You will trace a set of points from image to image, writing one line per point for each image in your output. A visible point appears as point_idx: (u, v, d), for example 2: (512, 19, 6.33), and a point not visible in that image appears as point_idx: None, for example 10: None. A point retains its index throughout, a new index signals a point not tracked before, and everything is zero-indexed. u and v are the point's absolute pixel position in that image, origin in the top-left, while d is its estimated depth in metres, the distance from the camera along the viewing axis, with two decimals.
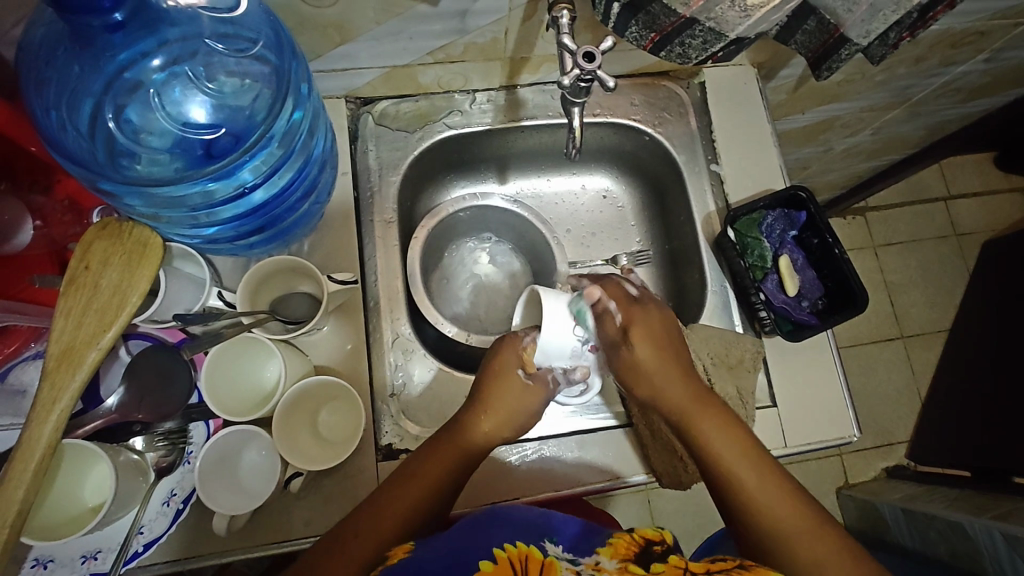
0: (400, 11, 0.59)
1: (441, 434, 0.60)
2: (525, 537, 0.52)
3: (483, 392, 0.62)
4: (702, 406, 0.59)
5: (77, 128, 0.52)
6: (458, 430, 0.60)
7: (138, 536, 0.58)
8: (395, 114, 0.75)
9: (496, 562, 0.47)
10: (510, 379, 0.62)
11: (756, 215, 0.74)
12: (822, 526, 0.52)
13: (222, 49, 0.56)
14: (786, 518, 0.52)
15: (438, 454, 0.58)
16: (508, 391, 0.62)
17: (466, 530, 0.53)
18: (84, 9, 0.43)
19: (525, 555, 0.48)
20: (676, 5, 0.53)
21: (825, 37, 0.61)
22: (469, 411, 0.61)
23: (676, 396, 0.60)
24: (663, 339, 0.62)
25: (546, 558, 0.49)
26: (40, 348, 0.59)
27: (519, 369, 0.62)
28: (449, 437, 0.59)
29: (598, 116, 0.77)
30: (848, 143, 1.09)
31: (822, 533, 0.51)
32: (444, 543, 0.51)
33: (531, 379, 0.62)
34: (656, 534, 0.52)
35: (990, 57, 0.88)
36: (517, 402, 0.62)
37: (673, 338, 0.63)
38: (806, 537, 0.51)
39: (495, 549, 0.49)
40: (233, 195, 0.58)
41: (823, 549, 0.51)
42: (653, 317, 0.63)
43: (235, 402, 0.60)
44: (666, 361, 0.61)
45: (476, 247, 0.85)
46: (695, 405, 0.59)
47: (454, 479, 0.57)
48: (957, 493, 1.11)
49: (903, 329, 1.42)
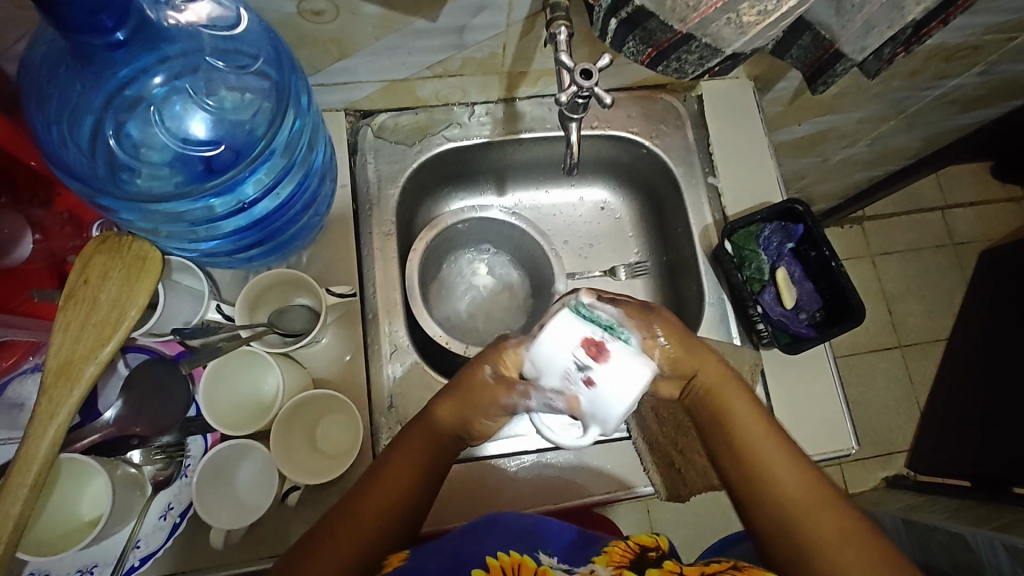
0: (398, 27, 0.60)
1: (407, 427, 0.56)
2: (521, 543, 0.51)
3: (458, 385, 0.55)
4: (727, 384, 0.57)
5: (77, 144, 0.53)
6: (425, 420, 0.56)
7: (136, 550, 0.57)
8: (394, 127, 0.76)
9: (489, 569, 0.48)
10: (478, 380, 0.54)
11: (753, 228, 0.74)
12: (831, 506, 0.50)
13: (222, 66, 0.56)
14: (801, 499, 0.51)
15: (408, 449, 0.54)
16: (479, 393, 0.54)
17: (462, 534, 0.52)
18: (87, 29, 0.43)
19: (518, 563, 0.49)
20: (673, 21, 0.54)
21: (821, 52, 0.61)
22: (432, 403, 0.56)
23: (703, 380, 0.57)
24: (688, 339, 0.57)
25: (539, 566, 0.49)
26: (39, 361, 0.59)
27: (487, 365, 0.54)
28: (415, 432, 0.55)
29: (596, 129, 0.78)
30: (845, 154, 1.10)
31: (836, 512, 0.50)
32: (439, 548, 0.50)
33: (495, 379, 0.53)
34: (650, 541, 0.53)
35: (985, 70, 0.89)
36: (482, 401, 0.54)
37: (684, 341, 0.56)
38: (821, 516, 0.50)
39: (489, 557, 0.49)
40: (233, 210, 0.58)
41: (851, 545, 0.48)
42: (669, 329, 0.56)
43: (229, 413, 0.59)
44: (688, 355, 0.56)
45: (475, 258, 0.85)
46: (721, 385, 0.57)
47: (428, 467, 0.55)
48: (957, 504, 1.11)
49: (901, 338, 1.42)
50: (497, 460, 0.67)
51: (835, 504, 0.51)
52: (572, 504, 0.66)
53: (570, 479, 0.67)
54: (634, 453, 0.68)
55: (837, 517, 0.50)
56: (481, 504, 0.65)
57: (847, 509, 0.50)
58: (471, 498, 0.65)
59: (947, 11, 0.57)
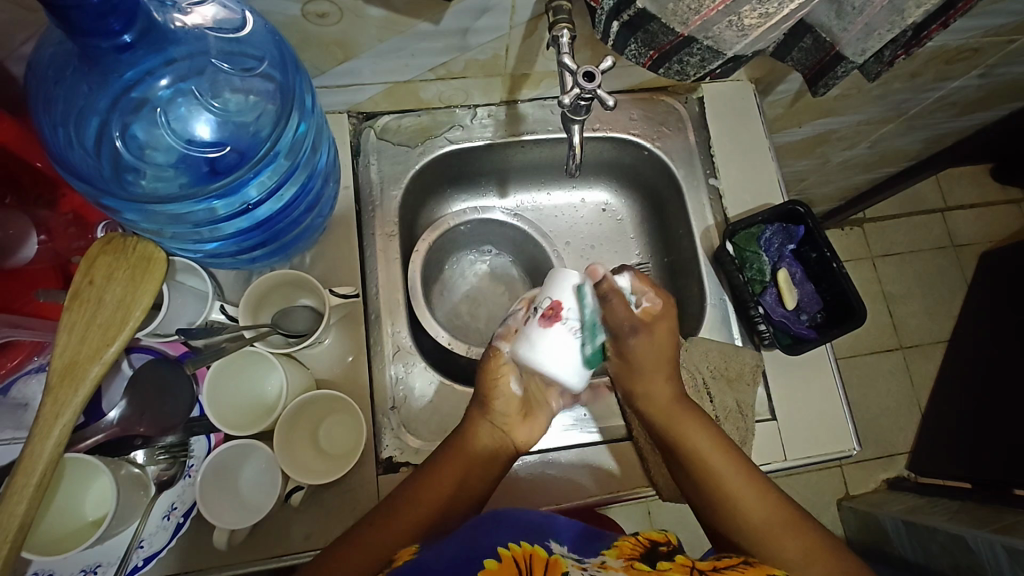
0: (401, 29, 0.60)
1: (447, 444, 0.60)
2: (530, 535, 0.52)
3: (481, 390, 0.61)
4: (687, 420, 0.61)
5: (83, 145, 0.53)
6: (468, 437, 0.60)
7: (138, 550, 0.57)
8: (397, 129, 0.76)
9: (502, 559, 0.47)
10: (491, 360, 0.60)
11: (755, 229, 0.74)
12: (803, 529, 0.55)
13: (228, 68, 0.56)
14: (772, 529, 0.55)
15: (448, 465, 0.58)
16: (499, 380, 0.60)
17: (472, 528, 0.52)
18: (94, 31, 0.43)
19: (530, 554, 0.48)
20: (675, 24, 0.55)
21: (822, 54, 0.62)
22: (477, 409, 0.61)
23: (660, 400, 0.63)
24: (670, 342, 0.65)
25: (550, 556, 0.49)
26: (44, 361, 0.59)
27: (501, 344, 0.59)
28: (455, 446, 0.59)
29: (598, 131, 0.78)
30: (846, 156, 1.10)
31: (798, 532, 0.54)
32: (450, 543, 0.50)
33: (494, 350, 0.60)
34: (660, 536, 0.54)
35: (985, 72, 0.89)
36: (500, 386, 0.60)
37: (667, 352, 0.65)
38: (784, 537, 0.54)
39: (500, 548, 0.49)
40: (237, 212, 0.59)
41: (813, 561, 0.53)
42: (664, 326, 0.65)
43: (235, 415, 0.60)
44: (661, 365, 0.64)
45: (477, 260, 0.86)
46: (678, 413, 0.62)
47: (467, 480, 0.58)
48: (958, 506, 1.11)
49: (902, 340, 1.43)
50: None
51: (802, 527, 0.55)
52: (574, 505, 0.66)
53: (572, 480, 0.67)
54: (636, 453, 0.69)
55: (806, 542, 0.54)
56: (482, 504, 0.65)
57: (812, 529, 0.55)
58: None
59: (947, 14, 0.57)
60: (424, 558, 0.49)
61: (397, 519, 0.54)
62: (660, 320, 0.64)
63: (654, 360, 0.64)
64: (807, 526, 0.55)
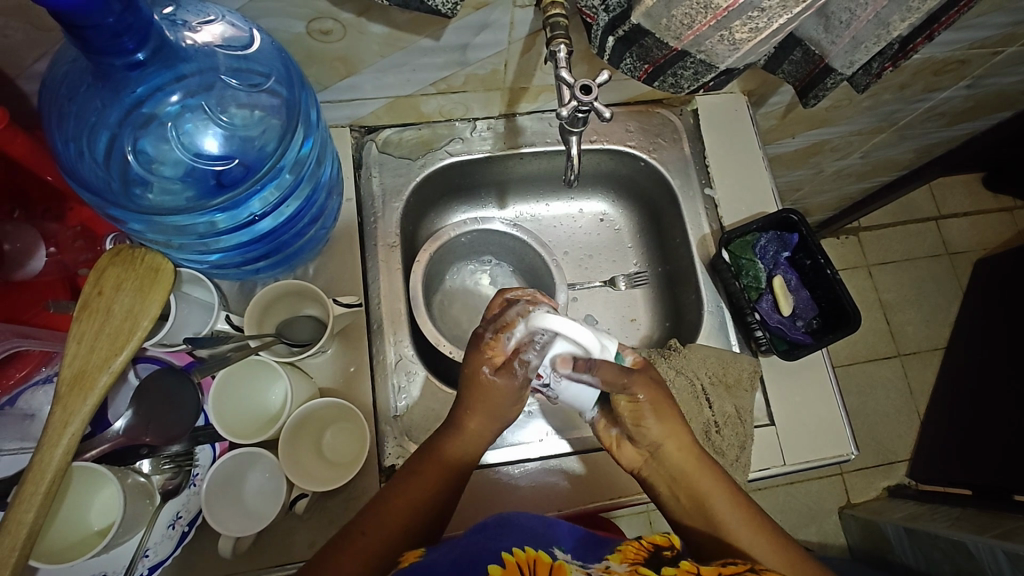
0: (403, 45, 0.62)
1: (426, 443, 0.59)
2: (534, 540, 0.52)
3: (463, 394, 0.58)
4: (701, 467, 0.57)
5: (94, 157, 0.54)
6: (453, 425, 0.58)
7: (143, 559, 0.57)
8: (399, 142, 0.78)
9: (505, 566, 0.47)
10: (484, 383, 0.57)
11: (749, 237, 0.76)
12: (784, 545, 0.55)
13: (235, 84, 0.57)
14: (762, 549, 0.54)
15: (422, 469, 0.57)
16: (489, 392, 0.57)
17: (479, 533, 0.53)
18: (108, 50, 0.45)
19: (534, 559, 0.48)
20: (668, 38, 0.56)
21: (811, 67, 0.65)
22: (455, 416, 0.58)
23: (680, 457, 0.57)
24: (676, 422, 0.58)
25: (554, 561, 0.49)
26: (51, 371, 0.60)
27: (515, 361, 0.55)
28: (429, 454, 0.58)
29: (595, 142, 0.80)
30: (839, 166, 1.12)
31: (784, 551, 0.54)
32: (456, 547, 0.51)
33: (497, 378, 0.57)
34: (664, 540, 0.53)
35: (972, 83, 0.91)
36: (495, 398, 0.57)
37: (665, 399, 0.58)
38: (767, 546, 0.54)
39: (504, 553, 0.49)
40: (241, 224, 0.60)
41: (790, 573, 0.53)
42: (657, 415, 0.57)
43: (240, 424, 0.61)
44: (674, 419, 0.58)
45: (477, 270, 0.87)
46: (696, 467, 0.57)
47: (452, 476, 0.57)
48: (959, 512, 1.10)
49: (900, 347, 1.44)
50: (503, 468, 0.68)
51: (774, 536, 0.55)
52: (582, 508, 0.68)
53: (573, 484, 0.68)
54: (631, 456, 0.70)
55: (779, 553, 0.54)
56: (487, 509, 0.66)
57: (788, 542, 0.55)
58: (478, 502, 0.66)
59: (932, 28, 0.60)
60: (430, 559, 0.49)
61: (390, 512, 0.54)
62: (652, 371, 0.58)
63: (650, 410, 0.57)
64: (780, 536, 0.55)
